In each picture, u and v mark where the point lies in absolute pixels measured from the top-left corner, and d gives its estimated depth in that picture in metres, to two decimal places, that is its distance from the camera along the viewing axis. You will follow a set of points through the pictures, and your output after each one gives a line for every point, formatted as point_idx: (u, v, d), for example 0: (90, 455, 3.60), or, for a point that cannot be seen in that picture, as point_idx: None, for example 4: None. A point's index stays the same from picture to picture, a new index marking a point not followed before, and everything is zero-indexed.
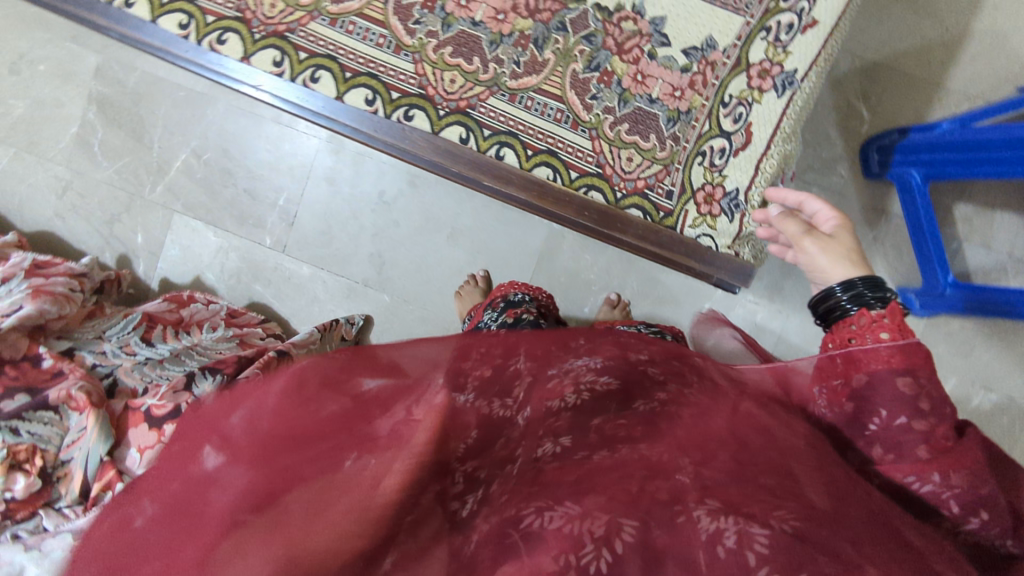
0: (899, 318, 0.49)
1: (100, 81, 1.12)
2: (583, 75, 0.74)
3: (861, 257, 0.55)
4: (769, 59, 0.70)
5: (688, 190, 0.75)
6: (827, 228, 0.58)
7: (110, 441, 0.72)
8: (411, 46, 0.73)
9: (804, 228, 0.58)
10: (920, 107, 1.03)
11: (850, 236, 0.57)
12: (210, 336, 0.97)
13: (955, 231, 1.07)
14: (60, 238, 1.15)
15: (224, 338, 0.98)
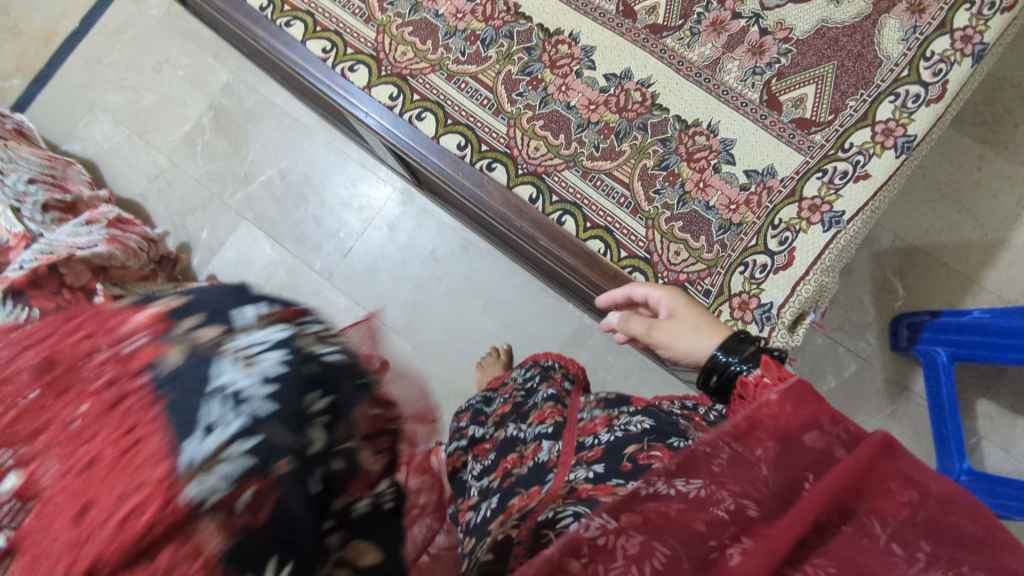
0: (775, 372, 0.48)
1: (224, 95, 1.26)
2: (652, 171, 0.81)
3: (706, 321, 0.58)
4: (821, 197, 0.78)
5: (725, 293, 0.78)
6: (664, 310, 0.60)
7: None
8: (509, 111, 0.83)
9: (647, 323, 0.61)
10: (953, 297, 1.08)
11: (687, 305, 0.60)
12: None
13: (975, 426, 1.07)
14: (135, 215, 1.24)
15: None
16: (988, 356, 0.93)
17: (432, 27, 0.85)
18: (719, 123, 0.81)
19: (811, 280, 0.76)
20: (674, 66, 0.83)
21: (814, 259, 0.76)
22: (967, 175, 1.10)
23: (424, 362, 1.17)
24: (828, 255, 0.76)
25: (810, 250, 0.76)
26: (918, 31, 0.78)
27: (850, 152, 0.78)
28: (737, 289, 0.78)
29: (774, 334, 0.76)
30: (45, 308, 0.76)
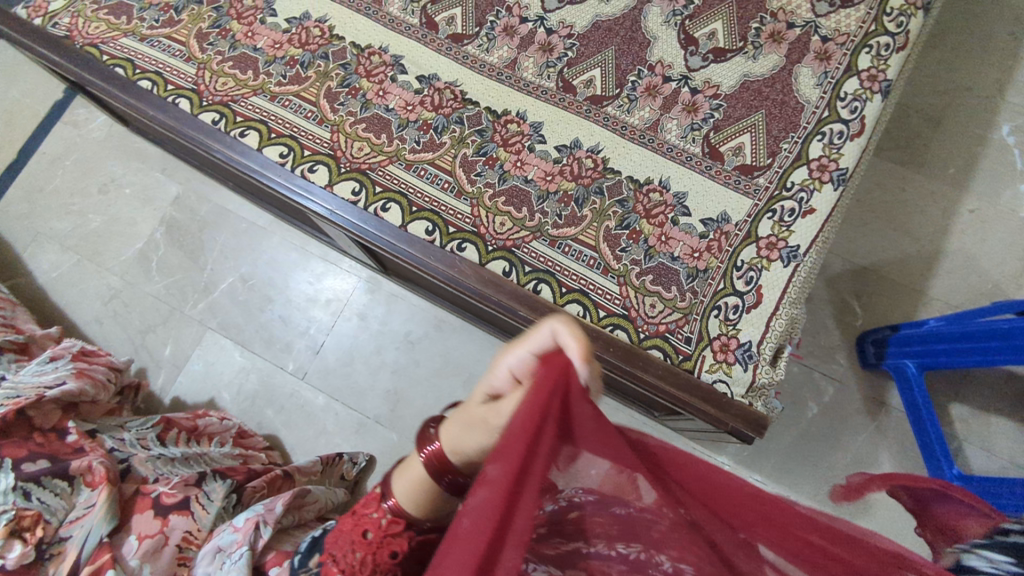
0: None
1: (175, 208, 1.25)
2: (615, 231, 0.85)
3: None
4: (775, 235, 0.83)
5: (704, 337, 0.80)
6: None
7: (112, 522, 0.71)
8: (471, 192, 0.86)
9: None
10: (906, 308, 1.15)
11: None
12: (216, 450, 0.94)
13: (953, 430, 1.11)
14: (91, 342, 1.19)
15: (229, 454, 0.94)
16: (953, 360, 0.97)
17: (385, 121, 0.89)
18: (669, 178, 0.86)
19: (781, 314, 0.80)
20: (619, 131, 0.88)
21: (779, 300, 0.81)
22: (893, 194, 1.20)
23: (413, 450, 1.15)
24: (793, 287, 0.81)
25: (773, 287, 0.81)
26: (829, 75, 0.88)
27: (793, 190, 0.84)
28: (715, 332, 0.80)
29: (759, 370, 0.79)
30: (17, 457, 0.72)
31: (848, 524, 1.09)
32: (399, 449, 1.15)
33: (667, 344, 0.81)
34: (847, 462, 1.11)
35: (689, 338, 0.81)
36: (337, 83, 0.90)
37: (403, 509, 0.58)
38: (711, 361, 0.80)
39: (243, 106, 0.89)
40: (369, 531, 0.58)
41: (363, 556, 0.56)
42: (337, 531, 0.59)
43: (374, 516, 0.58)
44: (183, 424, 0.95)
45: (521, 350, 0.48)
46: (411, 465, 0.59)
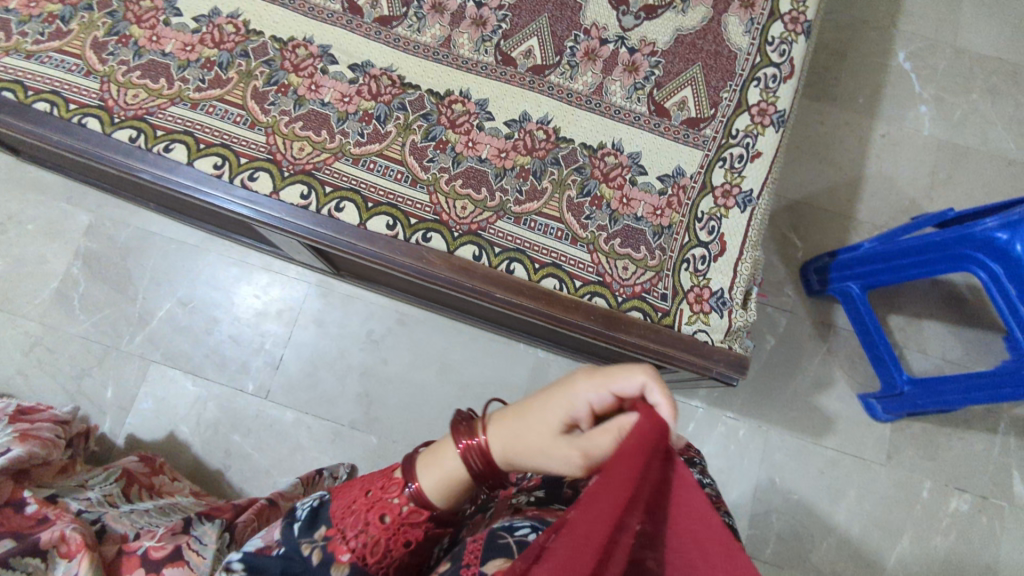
0: None
1: (90, 238, 1.15)
2: (577, 200, 0.85)
3: None
4: (728, 182, 0.86)
5: (679, 291, 0.82)
6: None
7: None
8: (426, 179, 0.83)
9: None
10: (841, 234, 1.22)
11: None
12: (186, 498, 0.87)
13: (895, 340, 1.20)
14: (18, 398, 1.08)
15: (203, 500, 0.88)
16: (893, 277, 1.02)
17: (323, 117, 0.84)
18: (621, 140, 0.87)
19: (745, 259, 0.84)
20: (566, 99, 0.87)
21: (741, 248, 0.84)
22: (815, 128, 1.27)
23: (396, 449, 1.13)
24: (752, 231, 0.85)
25: (734, 234, 0.84)
26: (755, 21, 0.90)
27: (739, 138, 0.87)
28: (688, 285, 0.82)
29: (734, 314, 0.82)
30: None
31: (815, 443, 1.17)
32: (381, 451, 1.13)
33: (645, 304, 0.82)
34: (806, 386, 1.19)
35: (666, 294, 0.82)
36: (263, 82, 0.84)
37: (428, 500, 0.53)
38: (689, 313, 0.81)
39: (161, 118, 0.81)
40: (388, 515, 0.53)
41: (378, 540, 0.52)
42: (351, 506, 0.54)
43: (396, 502, 0.53)
44: (142, 478, 0.87)
45: (602, 386, 0.49)
46: (442, 455, 0.54)
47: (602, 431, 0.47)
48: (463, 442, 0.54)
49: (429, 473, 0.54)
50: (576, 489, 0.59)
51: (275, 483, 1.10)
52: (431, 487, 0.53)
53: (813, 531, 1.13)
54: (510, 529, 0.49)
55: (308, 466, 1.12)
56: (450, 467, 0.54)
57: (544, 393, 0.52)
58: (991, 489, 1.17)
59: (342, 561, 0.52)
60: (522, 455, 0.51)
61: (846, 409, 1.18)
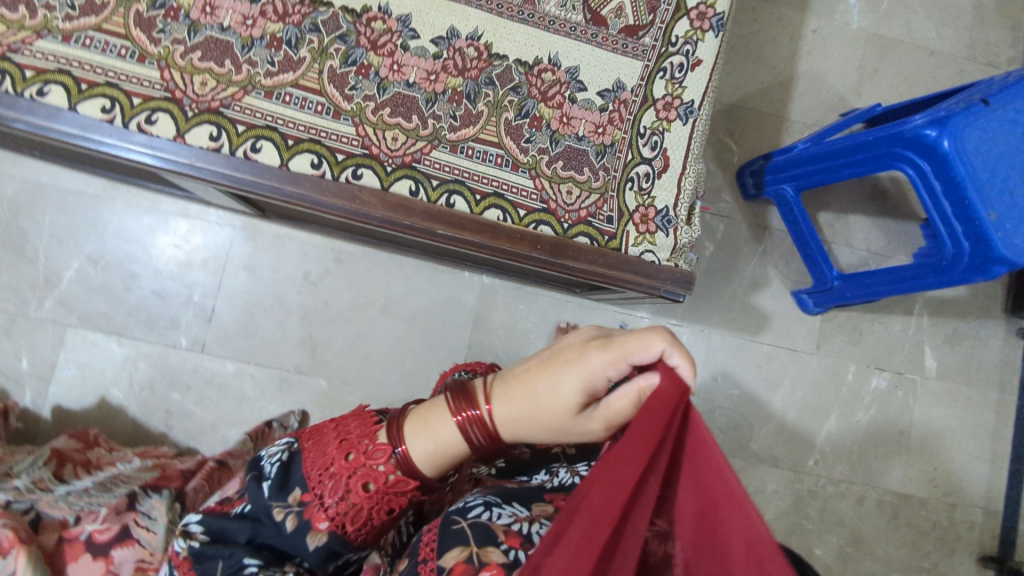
0: None
1: None
2: (515, 122, 0.80)
3: None
4: (669, 94, 0.83)
5: (625, 213, 0.80)
6: None
7: None
8: (350, 110, 0.76)
9: None
10: (775, 136, 1.22)
11: None
12: (129, 466, 0.84)
13: (824, 236, 1.24)
14: None
15: (146, 466, 0.85)
16: (827, 178, 1.03)
17: (223, 44, 0.74)
18: (558, 54, 0.81)
19: (689, 173, 0.82)
20: (495, 10, 0.80)
21: (685, 161, 0.82)
22: (749, 25, 1.23)
23: (346, 389, 1.12)
24: (696, 144, 0.83)
25: (678, 147, 0.82)
26: None
27: (678, 45, 0.83)
28: (633, 205, 0.81)
29: (680, 232, 0.81)
30: None
31: (752, 341, 1.23)
32: (331, 392, 1.11)
33: (591, 229, 0.80)
34: (743, 287, 1.22)
35: (613, 216, 0.80)
36: (147, 5, 0.73)
37: (418, 471, 0.52)
38: (635, 235, 0.80)
39: (28, 56, 0.70)
40: (372, 483, 0.52)
41: (361, 508, 0.51)
42: (329, 471, 0.52)
43: (382, 471, 0.51)
44: (75, 456, 0.83)
45: (620, 360, 0.50)
46: (435, 424, 0.54)
47: (620, 398, 0.51)
48: (462, 412, 0.53)
49: (422, 441, 0.53)
50: (534, 450, 0.63)
51: (224, 435, 1.09)
52: (423, 453, 0.52)
53: (751, 421, 1.21)
54: (463, 513, 0.48)
55: (258, 415, 1.09)
56: (444, 436, 0.53)
57: (549, 369, 0.52)
58: (906, 366, 1.27)
59: (319, 529, 0.51)
60: (528, 427, 0.53)
61: (781, 306, 1.23)
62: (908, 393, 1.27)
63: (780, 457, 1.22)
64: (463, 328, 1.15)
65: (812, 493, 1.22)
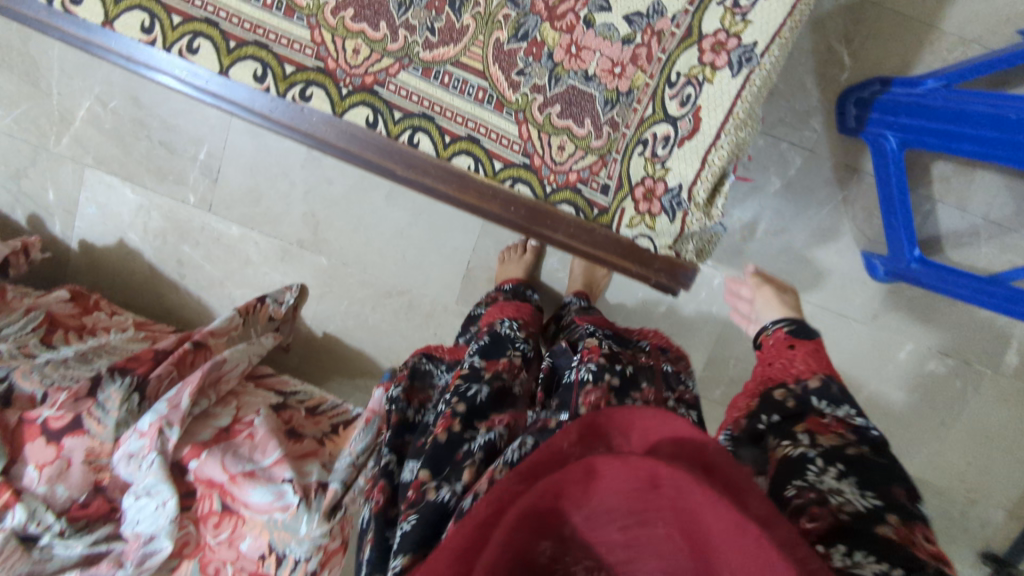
0: None
1: None
2: (508, 45, 0.63)
3: None
4: (724, 29, 0.58)
5: (625, 183, 0.66)
6: None
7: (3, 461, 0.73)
8: (306, 7, 0.62)
9: None
10: (910, 51, 0.92)
11: None
12: (120, 336, 0.95)
13: (929, 191, 0.98)
14: None
15: (135, 337, 0.96)
16: (941, 146, 0.78)
17: None
18: None
19: (720, 147, 0.60)
20: None
21: (718, 130, 0.60)
22: None
23: (346, 271, 1.10)
24: (741, 108, 0.59)
25: (714, 108, 0.59)
26: None
27: None
28: (637, 175, 0.65)
29: (690, 219, 0.64)
30: None
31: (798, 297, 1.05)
32: (330, 271, 1.10)
33: (579, 198, 0.67)
34: (805, 237, 1.02)
35: (606, 185, 0.67)
36: None
37: None
38: (630, 213, 0.66)
39: None
40: None
41: None
42: None
43: None
44: (69, 322, 0.93)
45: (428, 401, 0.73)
46: None
47: None
48: None
49: None
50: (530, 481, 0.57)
51: (231, 292, 1.13)
52: None
53: None
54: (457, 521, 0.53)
55: (261, 279, 1.12)
56: None
57: None
58: (982, 358, 1.06)
59: None
60: None
61: (844, 265, 1.03)
62: (971, 386, 1.08)
63: None
64: (471, 229, 1.06)
65: None
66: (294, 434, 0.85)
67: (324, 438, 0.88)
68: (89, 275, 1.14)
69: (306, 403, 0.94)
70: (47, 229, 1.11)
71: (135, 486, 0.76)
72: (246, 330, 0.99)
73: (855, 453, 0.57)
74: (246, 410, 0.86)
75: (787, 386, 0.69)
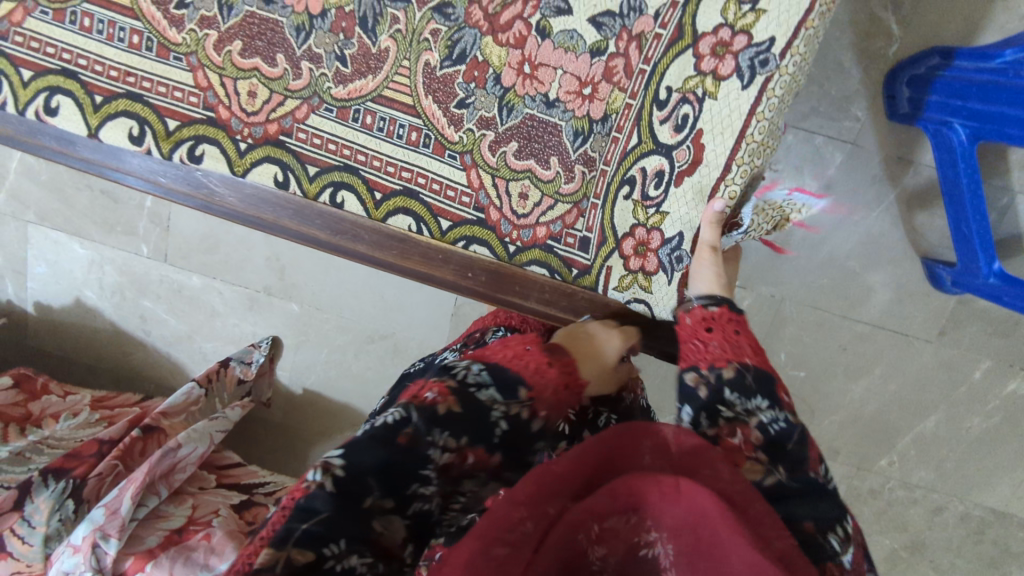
0: None
1: None
2: (441, 70, 0.52)
3: None
4: (728, 23, 0.45)
5: (609, 235, 0.55)
6: None
7: None
8: (181, 44, 0.54)
9: None
10: (977, 11, 0.72)
11: None
12: (69, 424, 0.83)
13: (1009, 181, 0.76)
14: None
15: (88, 423, 0.84)
16: None
17: None
18: None
19: (732, 187, 0.48)
20: None
21: (728, 159, 0.47)
22: None
23: (321, 316, 0.96)
24: (758, 128, 0.46)
25: (722, 131, 0.47)
26: None
27: None
28: (625, 224, 0.54)
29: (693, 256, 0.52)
30: None
31: (847, 317, 0.87)
32: (304, 319, 0.97)
33: (549, 257, 0.58)
34: (851, 246, 0.83)
35: (585, 239, 0.57)
36: None
37: None
38: (619, 271, 0.56)
39: None
40: None
41: None
42: None
43: None
44: (11, 413, 0.81)
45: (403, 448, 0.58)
46: None
47: None
48: None
49: None
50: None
51: (200, 346, 1.02)
52: None
53: (811, 408, 0.93)
54: None
55: (231, 331, 1.00)
56: None
57: None
58: None
59: None
60: None
61: (902, 276, 0.84)
62: None
63: (841, 452, 0.95)
64: None
65: (873, 494, 0.95)
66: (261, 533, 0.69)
67: None
68: (50, 335, 1.05)
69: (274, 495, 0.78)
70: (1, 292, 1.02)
71: None
72: (208, 401, 0.87)
73: (774, 484, 0.39)
74: (202, 509, 0.70)
75: (700, 374, 0.46)
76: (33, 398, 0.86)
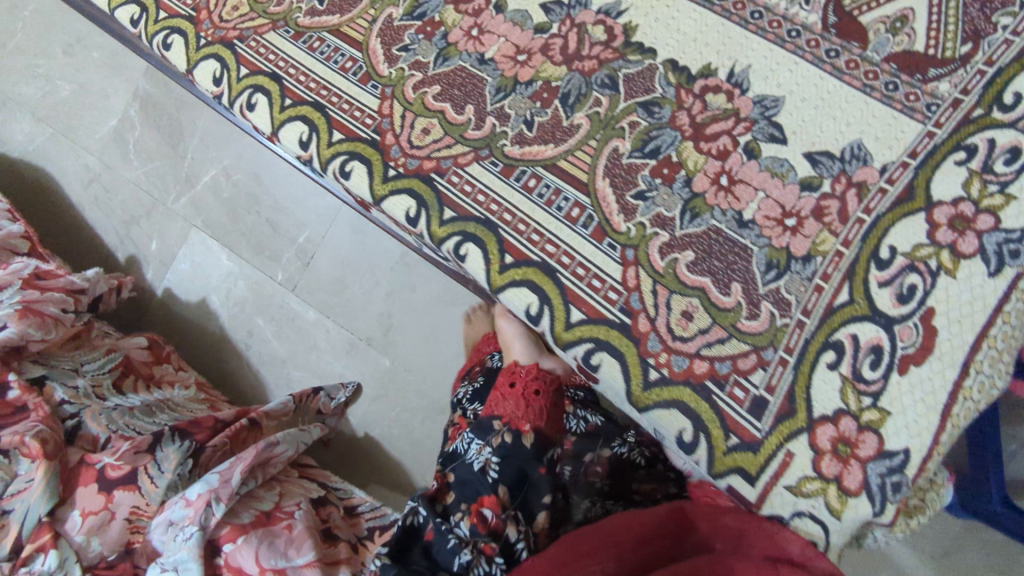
0: None
1: (150, 81, 1.13)
2: (628, 159, 0.56)
3: None
4: (969, 198, 0.48)
5: (799, 409, 0.48)
6: None
7: (53, 500, 0.67)
8: (386, 77, 0.62)
9: None
10: None
11: None
12: (182, 393, 0.91)
13: None
14: (77, 223, 1.15)
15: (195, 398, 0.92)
16: None
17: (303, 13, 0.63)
18: (750, 70, 0.56)
19: (970, 403, 0.45)
20: None
21: (967, 356, 0.45)
22: None
23: (406, 378, 1.01)
24: (1003, 332, 0.46)
25: (960, 322, 0.46)
26: None
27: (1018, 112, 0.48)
28: (828, 404, 0.48)
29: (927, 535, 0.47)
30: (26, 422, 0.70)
31: None
32: (391, 376, 1.02)
33: (699, 402, 0.50)
34: None
35: (759, 400, 0.49)
36: None
37: None
38: (802, 469, 0.48)
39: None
40: None
41: None
42: None
43: None
44: (141, 369, 0.91)
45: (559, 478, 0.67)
46: None
47: None
48: None
49: None
50: None
51: (287, 375, 1.06)
52: None
53: None
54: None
55: (322, 370, 1.04)
56: None
57: None
58: None
59: None
60: None
61: None
62: None
63: None
64: None
65: None
66: (331, 537, 0.72)
67: (358, 546, 0.74)
68: (163, 322, 1.12)
69: (346, 501, 0.82)
70: (139, 275, 1.13)
71: (165, 557, 0.65)
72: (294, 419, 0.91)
73: None
74: (288, 498, 0.74)
75: None
76: (158, 360, 0.95)
